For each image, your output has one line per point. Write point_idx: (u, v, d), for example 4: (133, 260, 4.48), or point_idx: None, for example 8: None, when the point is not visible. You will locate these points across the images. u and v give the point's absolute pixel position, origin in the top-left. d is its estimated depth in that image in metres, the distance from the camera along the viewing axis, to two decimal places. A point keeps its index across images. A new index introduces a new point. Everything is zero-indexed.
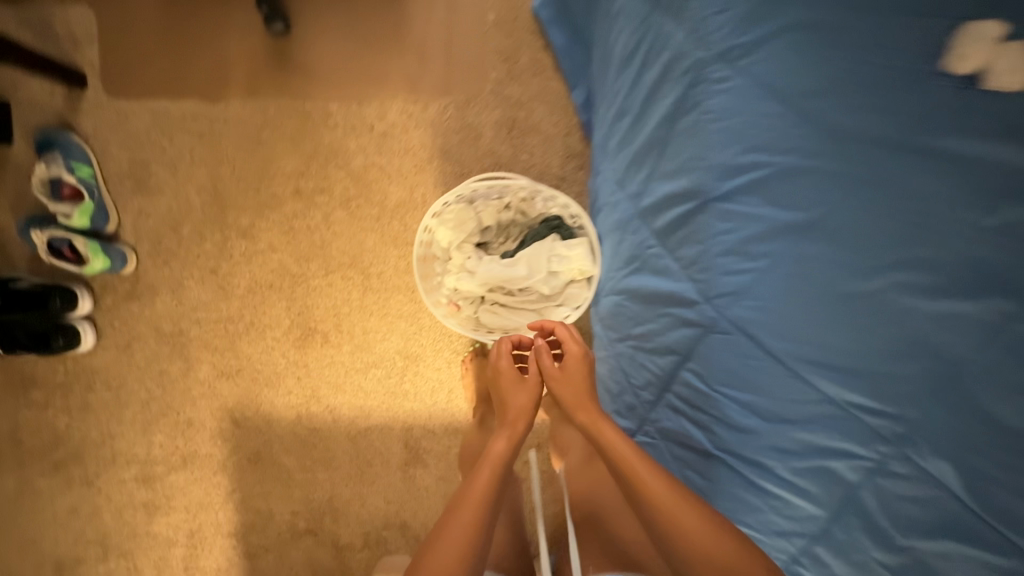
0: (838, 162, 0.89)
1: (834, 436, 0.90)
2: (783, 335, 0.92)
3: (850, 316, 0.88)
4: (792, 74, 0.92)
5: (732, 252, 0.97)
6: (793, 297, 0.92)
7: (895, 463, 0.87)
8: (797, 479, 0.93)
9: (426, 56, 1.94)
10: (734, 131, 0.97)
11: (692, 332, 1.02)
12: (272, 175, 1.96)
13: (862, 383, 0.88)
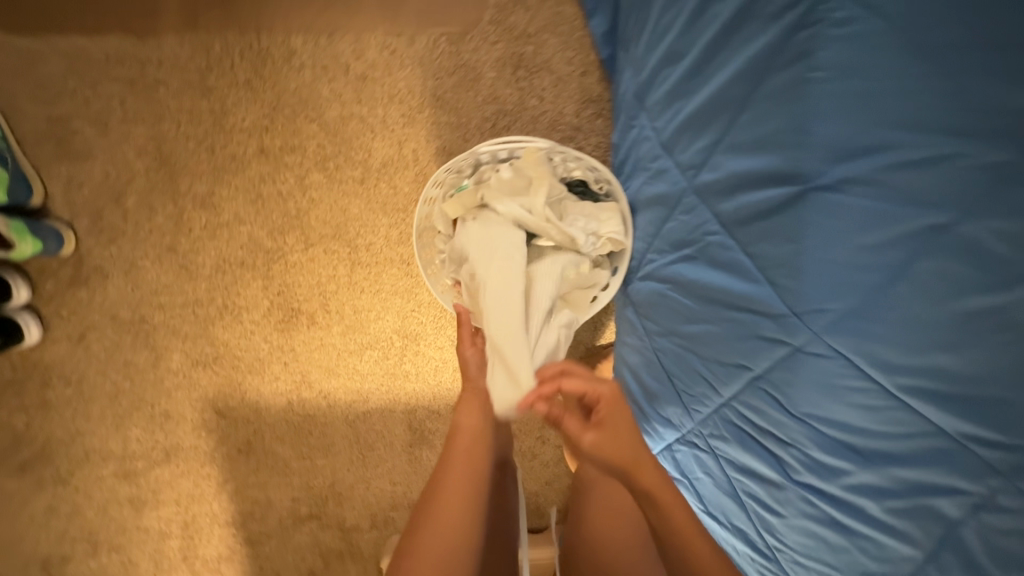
0: (991, 141, 0.69)
1: (940, 470, 0.76)
2: (902, 354, 0.76)
3: (986, 336, 0.72)
4: (939, 24, 0.70)
5: (839, 256, 0.78)
6: (916, 312, 0.75)
7: (1005, 497, 0.72)
8: (891, 519, 0.81)
9: None
10: (853, 96, 0.76)
11: (776, 349, 0.87)
12: (229, 130, 1.63)
13: (988, 417, 0.72)
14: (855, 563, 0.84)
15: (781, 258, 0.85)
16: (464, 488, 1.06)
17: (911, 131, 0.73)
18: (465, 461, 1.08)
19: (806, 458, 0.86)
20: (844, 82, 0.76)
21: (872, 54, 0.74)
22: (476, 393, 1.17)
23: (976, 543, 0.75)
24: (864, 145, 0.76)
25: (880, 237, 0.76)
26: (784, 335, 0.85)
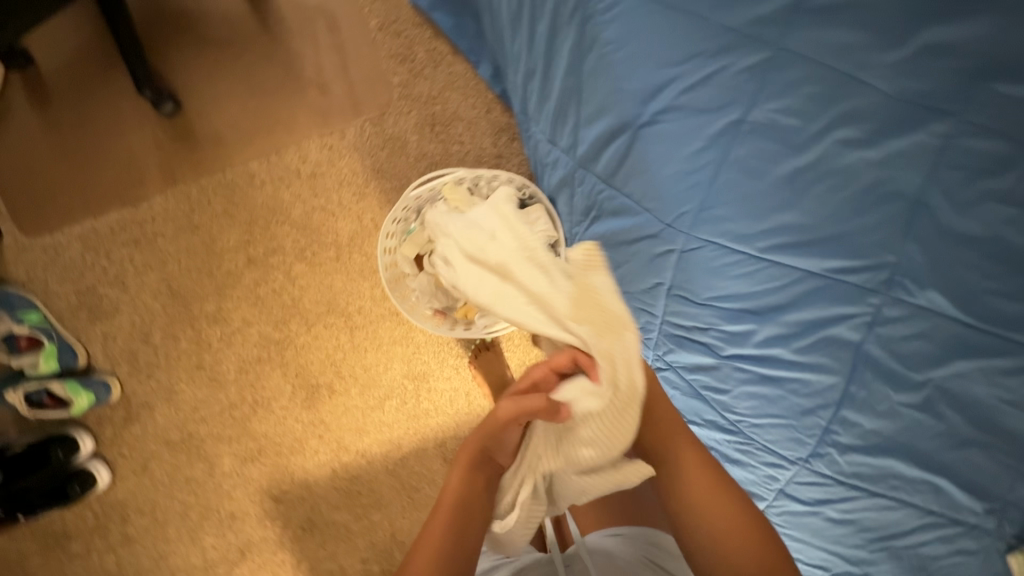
0: (743, 52, 0.96)
1: (825, 304, 0.98)
2: (752, 221, 0.99)
3: (805, 185, 0.97)
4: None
5: (678, 167, 1.03)
6: (746, 186, 0.99)
7: (888, 308, 0.96)
8: (803, 358, 1.00)
9: (327, 83, 1.88)
10: (636, 54, 1.02)
11: (669, 257, 1.09)
12: (220, 253, 1.90)
13: (836, 246, 0.97)
14: (797, 405, 1.02)
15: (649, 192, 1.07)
16: (449, 544, 0.99)
17: (684, 63, 0.99)
18: (458, 500, 1.04)
19: (732, 331, 1.05)
20: (628, 49, 1.03)
21: (643, 22, 1.01)
22: (475, 456, 1.10)
23: (880, 351, 0.97)
24: (667, 84, 1.00)
25: (709, 143, 1.00)
26: (666, 245, 1.08)
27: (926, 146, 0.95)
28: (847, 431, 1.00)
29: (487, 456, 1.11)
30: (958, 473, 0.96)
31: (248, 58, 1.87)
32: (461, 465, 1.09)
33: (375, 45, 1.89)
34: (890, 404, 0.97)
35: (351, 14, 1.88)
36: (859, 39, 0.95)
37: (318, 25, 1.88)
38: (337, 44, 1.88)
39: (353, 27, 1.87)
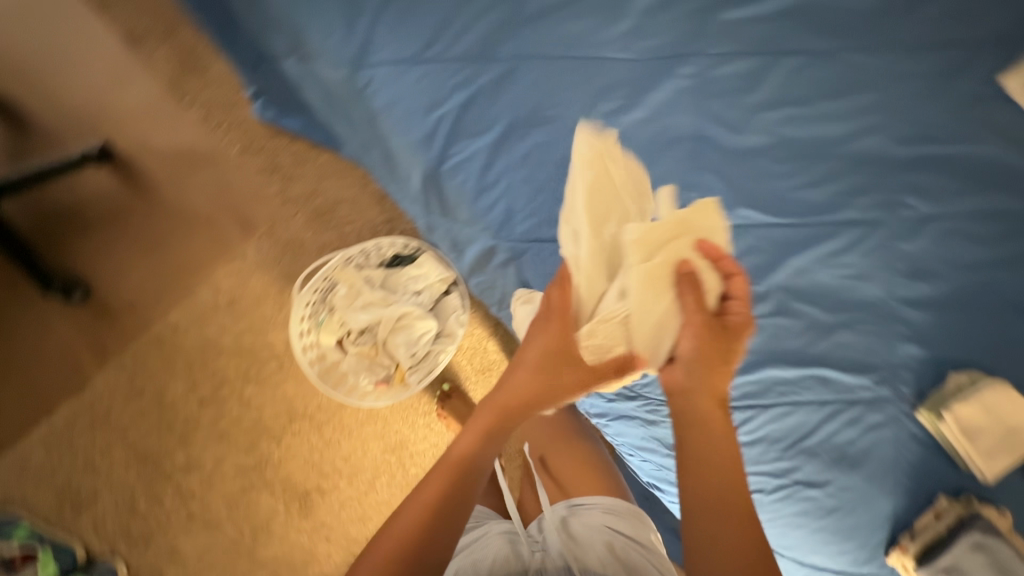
0: (490, 71, 1.03)
1: None
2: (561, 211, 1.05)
3: None
4: (407, 39, 1.04)
5: (484, 189, 1.07)
6: (546, 182, 1.05)
7: None
8: None
9: (213, 218, 2.00)
10: (407, 107, 1.06)
11: (517, 265, 1.13)
12: (173, 404, 1.97)
13: None
14: None
15: (477, 216, 1.11)
16: (432, 508, 0.90)
17: (448, 100, 1.04)
18: (456, 469, 0.95)
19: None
20: (399, 104, 1.07)
21: (401, 76, 1.05)
22: (491, 410, 0.96)
23: None
24: (446, 120, 1.06)
25: (502, 153, 1.05)
26: (507, 253, 1.12)
27: (680, 91, 1.05)
28: None
29: (506, 431, 0.98)
30: (834, 354, 1.03)
31: (138, 222, 1.99)
32: (495, 427, 0.97)
33: (243, 166, 2.01)
34: None
35: (213, 150, 2.00)
36: (586, 21, 1.04)
37: (189, 170, 2.00)
38: (211, 180, 2.00)
39: (219, 161, 2.00)
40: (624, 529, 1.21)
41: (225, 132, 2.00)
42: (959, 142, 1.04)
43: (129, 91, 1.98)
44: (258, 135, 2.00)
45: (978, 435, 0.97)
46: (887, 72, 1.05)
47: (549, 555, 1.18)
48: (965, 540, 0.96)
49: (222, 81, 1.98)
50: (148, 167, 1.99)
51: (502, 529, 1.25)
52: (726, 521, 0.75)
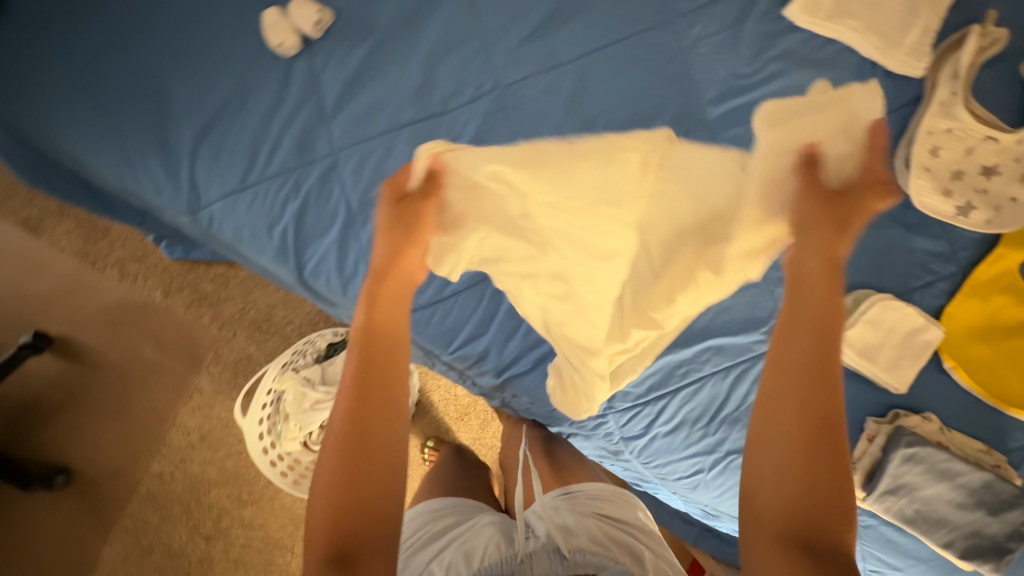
0: (312, 176, 1.08)
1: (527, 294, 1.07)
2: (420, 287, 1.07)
3: None
4: (231, 171, 1.08)
5: (346, 284, 1.10)
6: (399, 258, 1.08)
7: None
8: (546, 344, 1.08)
9: (161, 362, 1.83)
10: (251, 233, 1.09)
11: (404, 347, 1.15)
12: (179, 553, 1.80)
13: None
14: None
15: (354, 307, 1.13)
16: (356, 397, 0.68)
17: (285, 211, 1.08)
18: (360, 364, 0.71)
19: (485, 352, 1.09)
20: (244, 234, 1.10)
21: (237, 204, 1.09)
22: (388, 292, 0.77)
23: None
24: (289, 229, 1.08)
25: (351, 240, 1.09)
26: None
27: (493, 119, 1.08)
28: None
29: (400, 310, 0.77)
30: (719, 320, 1.04)
31: (86, 387, 1.81)
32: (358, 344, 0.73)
33: (174, 307, 1.82)
34: None
35: (129, 292, 1.81)
36: (383, 89, 1.08)
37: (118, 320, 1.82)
38: (147, 328, 1.83)
39: (141, 304, 1.82)
40: (614, 512, 0.96)
41: (145, 281, 1.82)
42: (765, 82, 1.07)
43: (31, 275, 1.77)
44: (179, 274, 1.82)
45: (876, 352, 0.99)
46: (675, 40, 1.08)
47: (536, 551, 0.85)
48: (898, 457, 0.97)
49: (129, 233, 1.79)
50: (81, 343, 1.80)
51: (491, 519, 0.97)
52: (819, 440, 0.62)
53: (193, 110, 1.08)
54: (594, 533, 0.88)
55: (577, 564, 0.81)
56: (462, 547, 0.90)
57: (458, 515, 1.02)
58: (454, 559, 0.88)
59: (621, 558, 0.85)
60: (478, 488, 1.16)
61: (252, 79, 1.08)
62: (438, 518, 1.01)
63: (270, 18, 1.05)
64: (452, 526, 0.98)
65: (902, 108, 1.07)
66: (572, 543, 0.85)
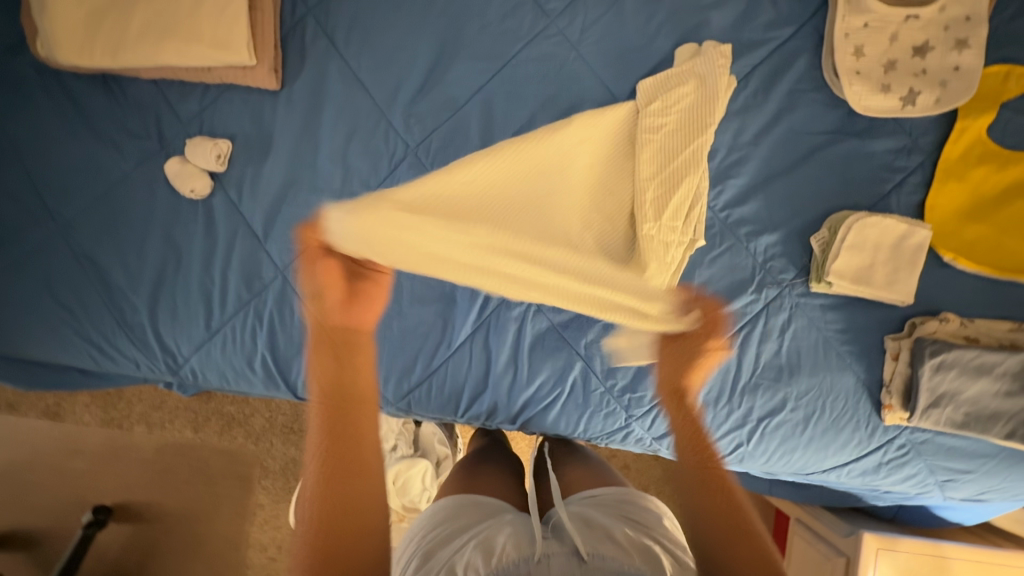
0: (267, 298, 1.07)
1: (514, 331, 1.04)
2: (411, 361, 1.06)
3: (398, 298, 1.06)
4: (193, 322, 1.08)
5: None
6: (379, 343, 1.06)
7: None
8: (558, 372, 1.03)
9: (214, 493, 1.69)
10: (234, 372, 1.09)
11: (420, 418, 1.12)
12: None
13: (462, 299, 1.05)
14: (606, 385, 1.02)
15: None
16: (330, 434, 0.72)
17: (257, 341, 1.08)
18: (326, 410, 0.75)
19: (494, 407, 1.07)
20: (228, 376, 1.10)
21: (211, 351, 1.09)
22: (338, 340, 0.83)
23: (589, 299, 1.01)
24: (266, 357, 1.08)
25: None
26: (401, 412, 1.13)
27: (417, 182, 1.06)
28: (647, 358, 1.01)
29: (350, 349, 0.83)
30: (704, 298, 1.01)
31: (151, 545, 1.68)
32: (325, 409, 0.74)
33: (207, 440, 1.70)
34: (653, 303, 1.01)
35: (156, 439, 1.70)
36: (302, 194, 1.07)
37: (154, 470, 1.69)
38: (187, 470, 1.69)
39: (170, 446, 1.70)
40: (641, 513, 0.78)
41: (172, 425, 1.70)
42: (664, 47, 1.03)
43: (65, 457, 1.68)
44: (201, 407, 1.70)
45: (871, 273, 0.96)
46: (562, 41, 1.05)
47: (554, 551, 0.68)
48: (927, 369, 0.93)
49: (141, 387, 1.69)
50: (133, 503, 1.69)
51: (511, 519, 0.78)
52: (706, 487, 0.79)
53: (139, 280, 1.09)
54: (616, 534, 0.72)
55: (599, 568, 0.64)
56: (479, 542, 0.71)
57: (467, 514, 0.80)
58: (464, 559, 0.67)
59: (642, 560, 0.67)
60: (497, 483, 0.92)
61: (180, 231, 1.09)
62: (443, 519, 0.80)
63: (173, 170, 1.05)
64: (458, 524, 0.78)
65: (811, 19, 1.01)
66: (594, 541, 0.69)
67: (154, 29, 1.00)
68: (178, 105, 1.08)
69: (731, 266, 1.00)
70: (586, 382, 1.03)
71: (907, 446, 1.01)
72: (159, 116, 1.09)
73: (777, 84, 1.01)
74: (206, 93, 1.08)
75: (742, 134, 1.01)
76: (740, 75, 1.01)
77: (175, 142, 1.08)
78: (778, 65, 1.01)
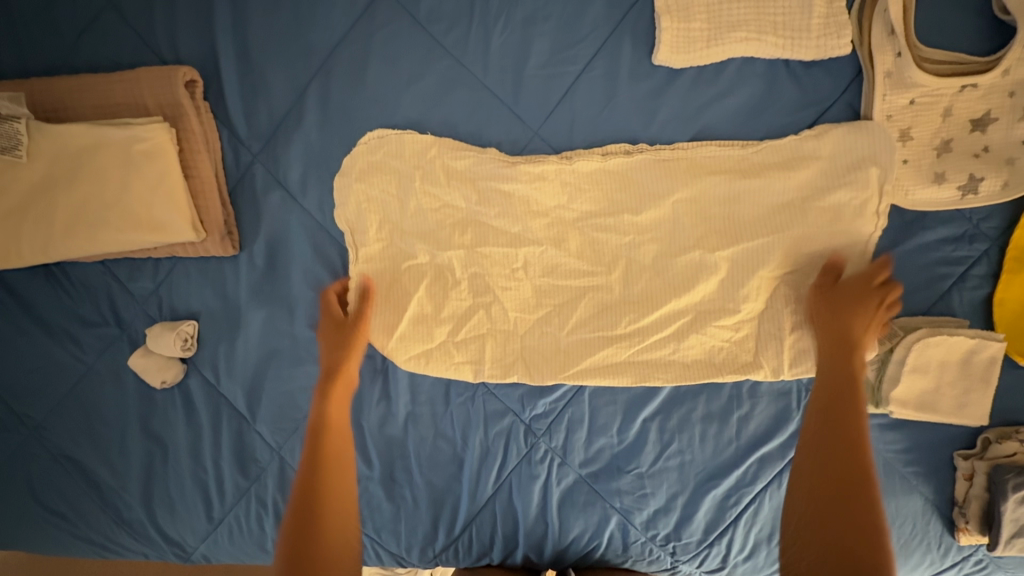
0: (271, 480, 0.98)
1: (544, 478, 0.94)
2: (434, 516, 0.97)
3: (413, 454, 0.96)
4: (197, 508, 1.00)
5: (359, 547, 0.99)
6: (397, 505, 0.97)
7: (569, 409, 0.93)
8: (599, 516, 0.94)
9: None
10: (247, 554, 1.00)
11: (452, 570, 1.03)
12: None
13: (483, 454, 0.95)
14: (649, 523, 0.93)
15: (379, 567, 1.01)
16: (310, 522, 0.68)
17: (264, 521, 0.99)
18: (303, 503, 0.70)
19: (526, 559, 0.98)
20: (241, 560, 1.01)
21: (220, 538, 1.00)
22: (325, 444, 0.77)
23: (624, 441, 0.93)
24: None
25: None
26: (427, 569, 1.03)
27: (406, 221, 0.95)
28: (690, 497, 0.92)
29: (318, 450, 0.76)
30: (749, 432, 0.90)
31: None
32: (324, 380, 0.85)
33: None
34: (693, 435, 0.91)
35: None
36: (287, 362, 0.96)
37: None
38: None
39: None
40: None
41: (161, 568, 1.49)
42: (671, 150, 0.87)
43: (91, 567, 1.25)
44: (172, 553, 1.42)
45: (937, 398, 0.85)
46: (550, 159, 0.88)
47: None
48: (1010, 502, 0.82)
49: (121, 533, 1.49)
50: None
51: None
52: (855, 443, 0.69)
53: (129, 472, 1.00)
54: None
55: None
56: None
57: None
58: None
59: None
60: None
61: (159, 422, 0.99)
62: None
63: (138, 364, 0.94)
64: None
65: (844, 94, 0.85)
66: None
67: (84, 216, 0.86)
68: (131, 284, 0.97)
69: (775, 392, 0.90)
70: (625, 534, 0.94)
71: (986, 561, 0.89)
72: (112, 299, 0.97)
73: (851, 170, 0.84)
74: (158, 267, 0.96)
75: (777, 239, 0.86)
76: (790, 167, 0.85)
77: (135, 326, 0.97)
78: (853, 149, 0.84)
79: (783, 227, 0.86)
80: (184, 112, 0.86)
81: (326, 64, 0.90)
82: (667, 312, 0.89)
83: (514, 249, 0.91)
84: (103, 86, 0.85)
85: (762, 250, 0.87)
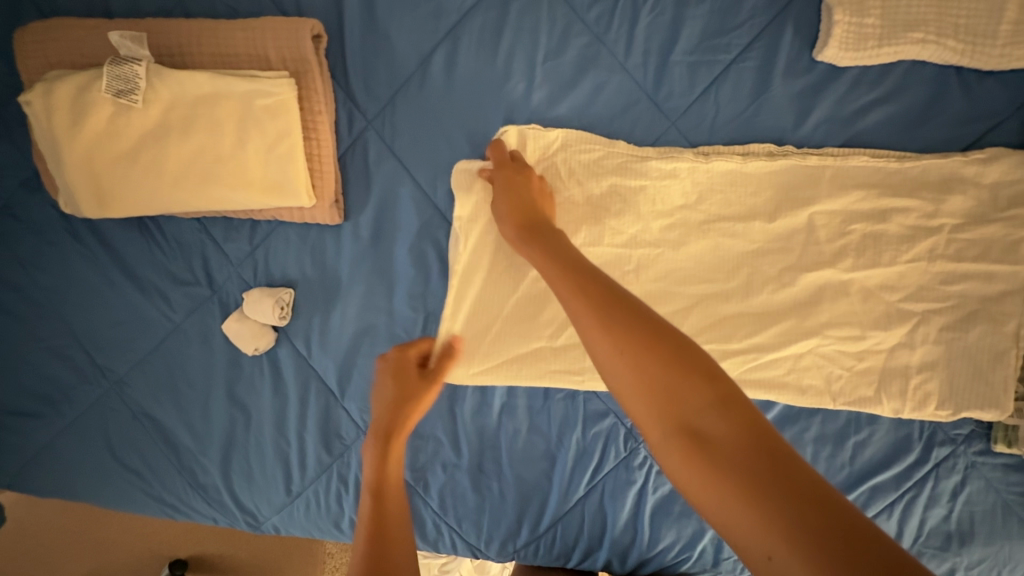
0: (354, 458, 0.95)
1: (639, 482, 0.91)
2: (519, 510, 0.94)
3: (504, 446, 0.93)
4: (276, 479, 0.97)
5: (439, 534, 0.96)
6: (483, 497, 0.94)
7: None
8: (692, 528, 0.91)
9: None
10: (322, 530, 0.98)
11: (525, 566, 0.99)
12: None
13: (579, 453, 0.91)
14: None
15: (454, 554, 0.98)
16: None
17: (344, 500, 0.96)
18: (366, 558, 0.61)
19: (607, 563, 0.94)
20: (315, 534, 0.99)
21: (296, 511, 0.98)
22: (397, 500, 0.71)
23: None
24: (356, 519, 0.96)
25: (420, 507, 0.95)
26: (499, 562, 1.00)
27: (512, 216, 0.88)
28: None
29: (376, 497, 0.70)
30: (865, 459, 0.86)
31: None
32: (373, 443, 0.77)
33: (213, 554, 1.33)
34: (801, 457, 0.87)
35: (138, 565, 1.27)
36: (381, 340, 0.92)
37: None
38: None
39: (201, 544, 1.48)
40: None
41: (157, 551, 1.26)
42: (821, 155, 0.81)
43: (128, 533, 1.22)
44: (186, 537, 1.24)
45: None
46: (686, 154, 0.82)
47: None
48: None
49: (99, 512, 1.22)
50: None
51: None
52: (604, 303, 0.57)
53: (209, 436, 0.98)
54: None
55: None
56: None
57: None
58: None
59: None
60: None
61: (244, 389, 0.96)
62: None
63: (232, 329, 0.91)
64: None
65: (1018, 110, 0.79)
66: None
67: (195, 170, 0.82)
68: (226, 244, 0.93)
69: (898, 420, 0.85)
70: (716, 550, 0.91)
71: None
72: (206, 258, 0.93)
73: (1014, 201, 0.78)
74: (256, 229, 0.92)
75: (922, 259, 0.81)
76: (949, 186, 0.79)
77: (227, 288, 0.93)
78: (1020, 181, 0.78)
79: (931, 251, 0.81)
80: (308, 69, 0.81)
81: (455, 28, 0.84)
82: (793, 327, 0.83)
83: (636, 245, 0.84)
84: (225, 34, 0.81)
85: (903, 273, 0.81)
